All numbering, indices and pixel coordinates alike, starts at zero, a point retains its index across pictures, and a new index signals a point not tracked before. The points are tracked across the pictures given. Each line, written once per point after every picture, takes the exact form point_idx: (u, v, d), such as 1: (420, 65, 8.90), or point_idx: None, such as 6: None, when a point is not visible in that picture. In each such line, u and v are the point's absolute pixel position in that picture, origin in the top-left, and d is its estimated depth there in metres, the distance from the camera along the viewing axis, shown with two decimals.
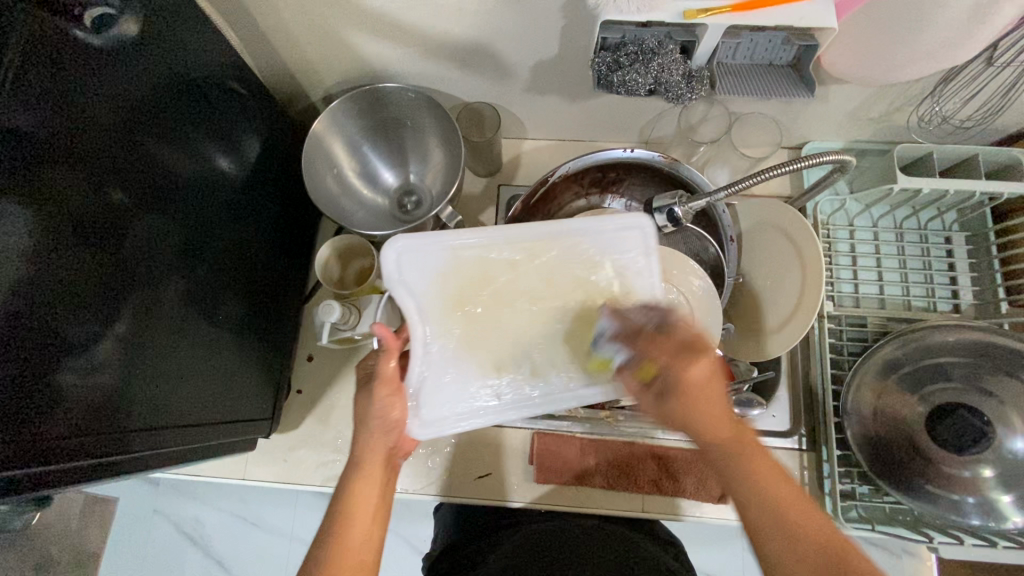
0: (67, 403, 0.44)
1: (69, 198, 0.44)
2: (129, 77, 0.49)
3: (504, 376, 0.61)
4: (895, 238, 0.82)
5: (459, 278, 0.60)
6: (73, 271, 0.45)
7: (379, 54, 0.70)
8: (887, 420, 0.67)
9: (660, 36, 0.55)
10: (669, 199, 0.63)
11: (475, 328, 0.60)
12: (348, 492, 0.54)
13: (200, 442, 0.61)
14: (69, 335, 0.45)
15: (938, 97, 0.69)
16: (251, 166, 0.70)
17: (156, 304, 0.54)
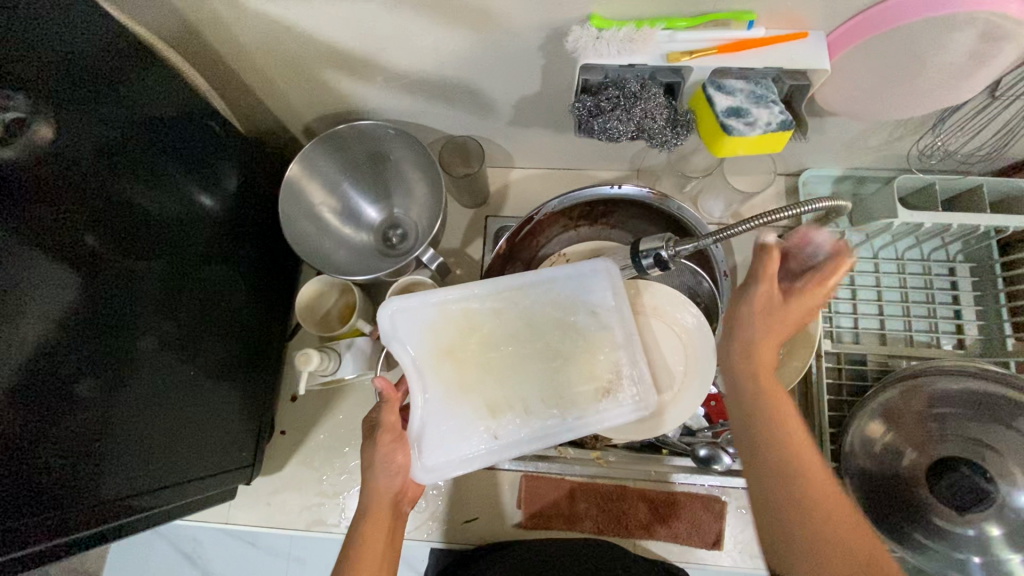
0: (51, 485, 0.44)
1: (22, 299, 0.42)
2: (78, 149, 0.46)
3: (502, 418, 0.57)
4: (897, 270, 0.79)
5: (448, 329, 0.59)
6: (45, 352, 0.43)
7: (356, 91, 0.67)
8: (885, 469, 0.65)
9: (643, 78, 0.53)
10: (657, 241, 0.57)
11: (470, 374, 0.58)
12: (355, 542, 0.55)
13: (179, 503, 0.60)
14: (45, 434, 0.43)
15: (940, 130, 0.66)
16: (231, 197, 0.68)
17: (131, 380, 0.52)
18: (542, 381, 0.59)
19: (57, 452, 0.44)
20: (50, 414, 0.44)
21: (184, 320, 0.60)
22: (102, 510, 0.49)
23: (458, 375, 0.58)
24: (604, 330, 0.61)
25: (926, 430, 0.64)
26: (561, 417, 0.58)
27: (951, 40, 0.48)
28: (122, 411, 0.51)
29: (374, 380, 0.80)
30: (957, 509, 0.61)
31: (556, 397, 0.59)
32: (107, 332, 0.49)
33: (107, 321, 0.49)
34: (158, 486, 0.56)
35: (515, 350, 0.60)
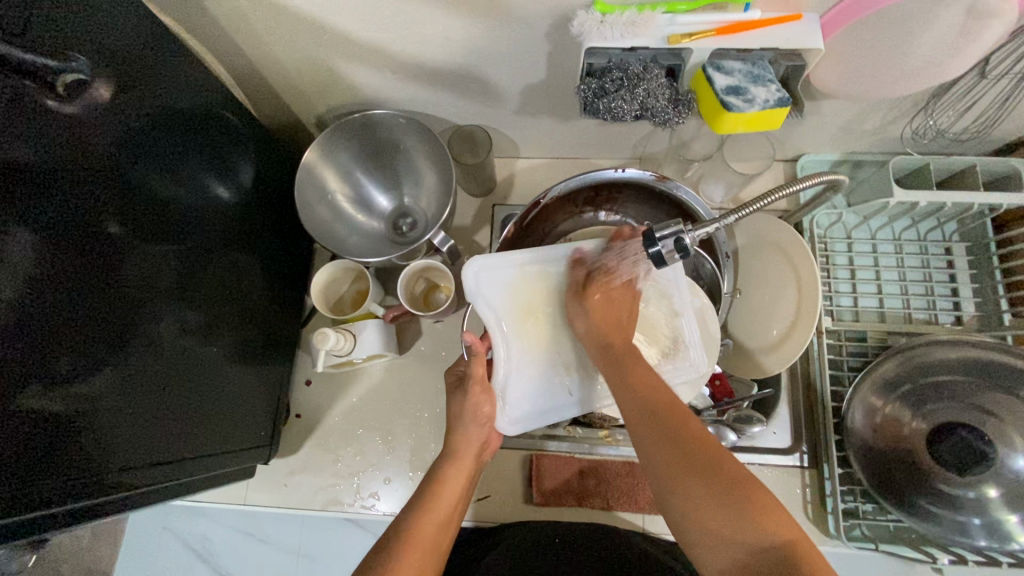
0: (81, 440, 0.46)
1: (57, 258, 0.44)
2: (117, 125, 0.50)
3: (576, 375, 0.62)
4: (894, 250, 0.81)
5: (529, 290, 0.61)
6: (78, 312, 0.46)
7: (369, 82, 0.70)
8: (887, 438, 0.67)
9: (645, 61, 0.55)
10: (674, 225, 0.54)
11: (549, 334, 0.61)
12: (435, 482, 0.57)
13: (197, 479, 0.61)
14: (72, 393, 0.45)
15: (932, 111, 0.68)
16: (247, 189, 0.71)
17: (153, 350, 0.55)
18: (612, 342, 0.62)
19: (85, 408, 0.46)
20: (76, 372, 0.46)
21: (204, 301, 0.63)
22: (121, 476, 0.50)
23: (537, 334, 0.61)
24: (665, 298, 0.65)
25: (926, 400, 0.66)
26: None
27: (938, 18, 0.50)
28: (143, 379, 0.53)
29: (387, 363, 0.82)
30: (954, 471, 0.63)
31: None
32: (132, 301, 0.52)
33: (132, 290, 0.52)
34: (176, 458, 0.58)
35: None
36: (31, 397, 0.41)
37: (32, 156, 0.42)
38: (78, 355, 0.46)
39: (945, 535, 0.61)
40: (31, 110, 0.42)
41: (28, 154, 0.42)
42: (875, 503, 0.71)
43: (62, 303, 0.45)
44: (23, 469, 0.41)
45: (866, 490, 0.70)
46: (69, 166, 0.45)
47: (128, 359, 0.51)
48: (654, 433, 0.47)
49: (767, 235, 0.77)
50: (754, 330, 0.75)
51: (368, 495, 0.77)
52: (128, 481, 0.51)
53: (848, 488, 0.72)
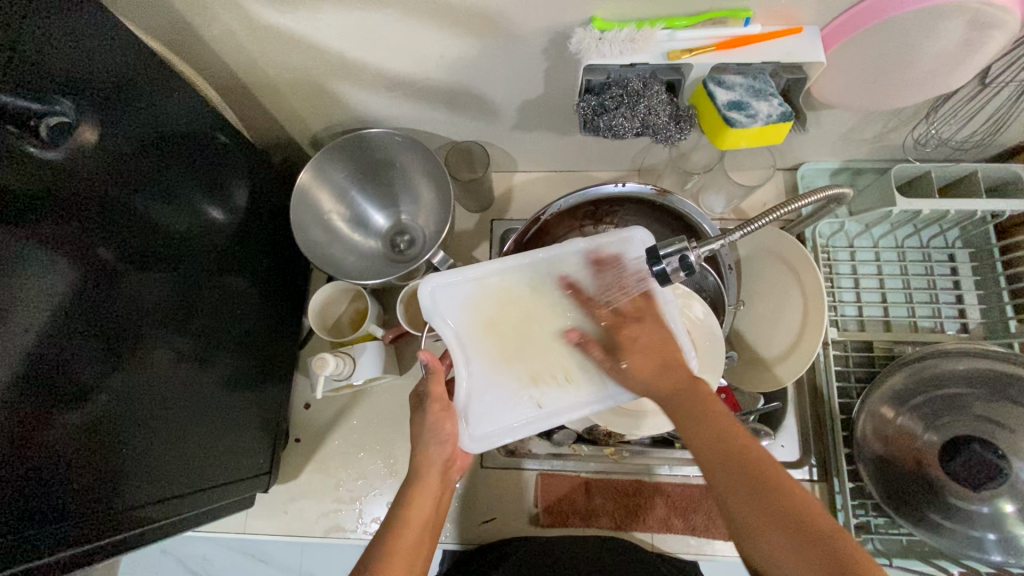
0: (79, 489, 0.45)
1: (45, 303, 0.43)
2: (107, 162, 0.48)
3: (544, 387, 0.58)
4: (897, 258, 0.81)
5: (487, 302, 0.59)
6: (69, 359, 0.44)
7: (364, 101, 0.69)
8: (897, 451, 0.66)
9: (645, 77, 0.54)
10: (679, 244, 0.53)
11: (512, 348, 0.58)
12: (395, 523, 0.53)
13: (202, 510, 0.60)
14: (70, 437, 0.44)
15: (933, 119, 0.68)
16: (241, 213, 0.69)
17: (149, 387, 0.53)
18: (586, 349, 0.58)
19: (80, 455, 0.45)
20: (70, 420, 0.44)
21: (199, 330, 0.61)
22: (121, 521, 0.48)
23: (501, 348, 0.58)
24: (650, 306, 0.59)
25: (939, 413, 0.65)
26: (603, 387, 0.58)
27: (941, 30, 0.50)
28: (140, 417, 0.52)
29: (387, 384, 0.80)
30: (971, 487, 0.62)
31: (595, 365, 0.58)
32: (126, 340, 0.50)
33: (125, 330, 0.51)
34: (181, 493, 0.57)
35: (553, 320, 0.59)
36: (20, 453, 0.40)
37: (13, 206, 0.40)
38: (71, 402, 0.44)
39: (956, 547, 0.61)
40: (15, 156, 0.40)
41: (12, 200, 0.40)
42: (887, 517, 0.70)
43: (55, 351, 0.43)
44: (23, 523, 0.40)
45: (877, 504, 0.69)
46: (53, 209, 0.43)
47: (124, 400, 0.50)
48: (749, 505, 0.41)
49: (771, 246, 0.75)
50: (759, 343, 0.74)
51: (371, 520, 0.75)
52: (133, 522, 0.50)
53: (859, 502, 0.70)
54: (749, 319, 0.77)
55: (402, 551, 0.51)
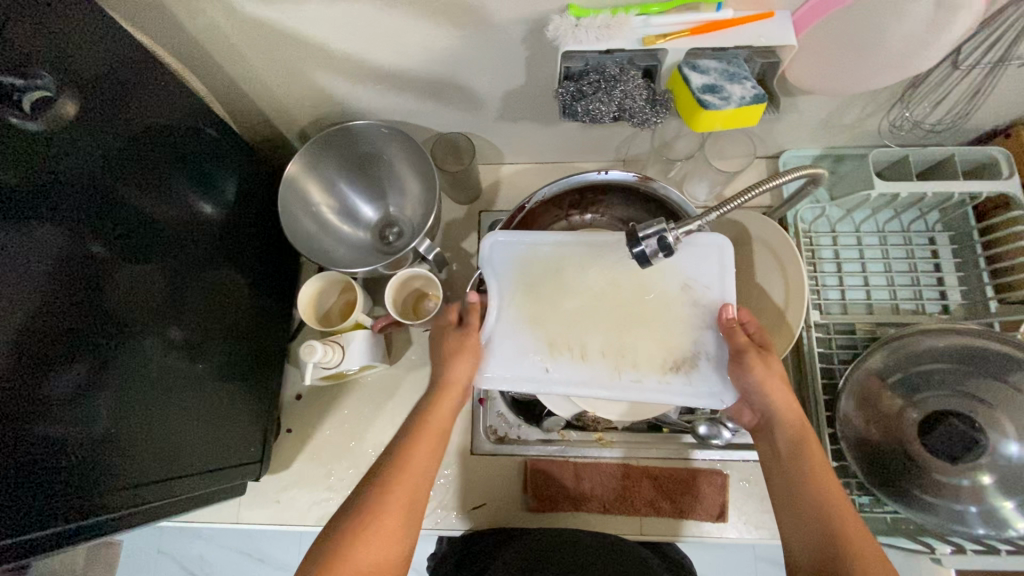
0: (62, 466, 0.45)
1: (25, 278, 0.43)
2: (93, 143, 0.49)
3: (560, 355, 0.62)
4: (879, 242, 0.82)
5: (532, 266, 0.65)
6: (52, 335, 0.45)
7: (349, 93, 0.70)
8: (880, 428, 0.67)
9: (622, 63, 0.56)
10: (657, 224, 0.54)
11: (541, 311, 0.63)
12: (406, 438, 0.57)
13: (180, 500, 0.59)
14: (49, 413, 0.44)
15: (907, 102, 0.69)
16: (230, 205, 0.70)
17: (131, 369, 0.53)
18: (613, 336, 0.62)
19: (60, 431, 0.45)
20: (51, 398, 0.44)
21: (184, 319, 0.61)
22: (103, 501, 0.48)
23: (531, 310, 0.63)
24: (701, 317, 0.61)
25: (918, 388, 0.66)
26: (617, 374, 0.61)
27: (907, 10, 0.51)
28: (128, 398, 0.52)
29: (377, 374, 0.81)
30: (949, 459, 0.63)
31: (619, 354, 0.61)
32: (106, 318, 0.50)
33: (105, 308, 0.50)
34: (156, 479, 0.55)
35: (591, 301, 0.63)
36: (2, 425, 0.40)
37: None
38: (52, 379, 0.44)
39: (940, 522, 0.62)
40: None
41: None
42: (871, 496, 0.71)
43: (25, 321, 0.43)
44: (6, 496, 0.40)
45: (862, 483, 0.70)
46: (34, 185, 0.44)
47: (104, 379, 0.49)
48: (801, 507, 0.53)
49: (754, 231, 0.76)
50: None
51: None
52: (102, 506, 0.48)
53: (843, 482, 0.71)
54: None
55: (413, 465, 0.55)
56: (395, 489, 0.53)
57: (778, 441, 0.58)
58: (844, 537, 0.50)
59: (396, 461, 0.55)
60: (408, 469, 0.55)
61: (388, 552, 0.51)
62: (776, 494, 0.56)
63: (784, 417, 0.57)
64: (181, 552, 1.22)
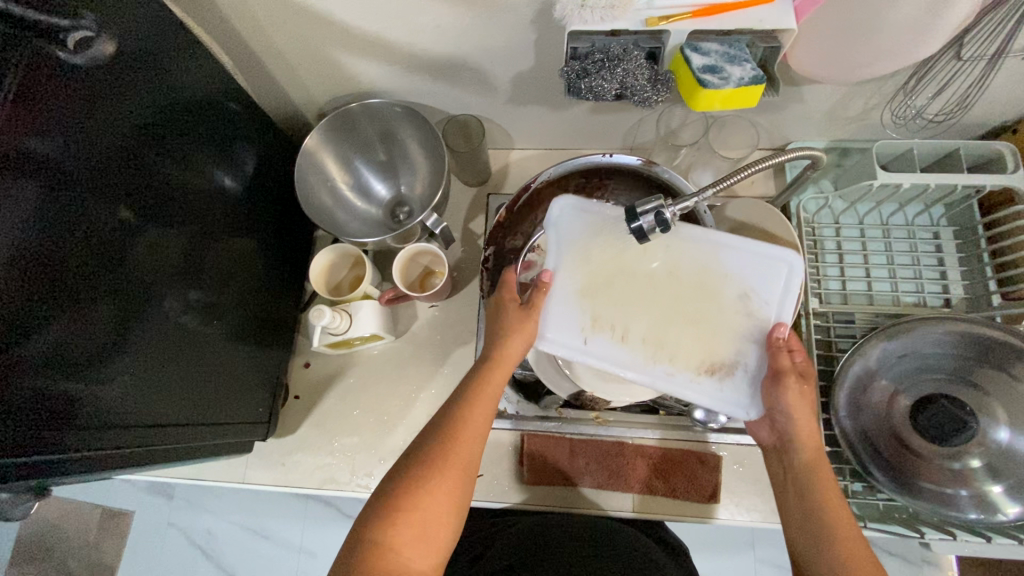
0: (72, 395, 0.47)
1: (58, 211, 0.46)
2: (127, 97, 0.52)
3: (600, 332, 0.62)
4: (882, 235, 0.82)
5: (597, 239, 0.63)
6: (76, 266, 0.47)
7: (366, 72, 0.73)
8: (871, 415, 0.69)
9: (626, 44, 0.58)
10: (656, 201, 0.55)
11: (595, 284, 0.63)
12: (462, 405, 0.57)
13: (175, 450, 0.60)
14: (64, 342, 0.46)
15: (910, 93, 0.70)
16: (249, 177, 0.74)
17: (142, 319, 0.55)
18: (657, 326, 0.61)
19: (72, 362, 0.47)
20: (68, 328, 0.47)
21: (199, 283, 0.64)
22: (107, 435, 0.51)
23: (581, 282, 0.63)
24: (750, 328, 0.60)
25: (912, 376, 0.69)
26: (651, 362, 0.61)
27: None
28: (141, 344, 0.55)
29: (383, 347, 0.84)
30: (940, 440, 0.63)
31: (657, 344, 0.61)
32: (120, 268, 0.52)
33: (122, 257, 0.52)
34: (152, 427, 0.56)
35: (645, 289, 0.62)
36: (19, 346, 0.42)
37: (17, 109, 0.43)
38: (72, 309, 0.47)
39: (931, 507, 0.63)
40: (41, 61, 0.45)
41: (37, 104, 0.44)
42: (864, 483, 0.71)
43: (42, 252, 0.45)
44: (17, 415, 0.42)
45: (854, 470, 0.70)
46: (71, 124, 0.47)
47: (112, 319, 0.51)
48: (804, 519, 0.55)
49: (755, 218, 0.77)
50: None
51: (363, 475, 0.78)
52: (94, 441, 0.49)
53: (836, 467, 0.71)
54: None
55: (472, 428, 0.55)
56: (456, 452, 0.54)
57: (794, 462, 0.58)
58: (848, 560, 0.51)
59: (454, 425, 0.55)
60: (465, 434, 0.55)
61: (446, 504, 0.53)
62: (788, 509, 0.57)
63: (801, 442, 0.58)
64: (188, 525, 1.26)
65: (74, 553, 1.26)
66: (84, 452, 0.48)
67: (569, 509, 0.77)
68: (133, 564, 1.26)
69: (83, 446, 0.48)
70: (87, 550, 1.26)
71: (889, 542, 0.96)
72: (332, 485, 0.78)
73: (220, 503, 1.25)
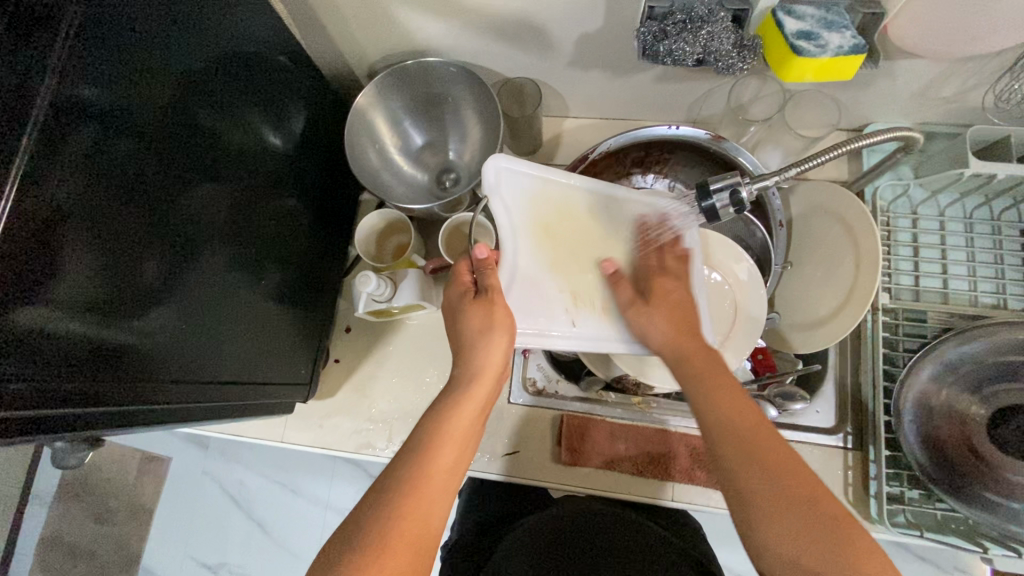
0: (123, 346, 0.46)
1: (117, 160, 0.45)
2: (183, 39, 0.51)
3: (583, 308, 0.62)
4: (963, 229, 0.76)
5: (546, 203, 0.63)
6: (130, 215, 0.46)
7: (422, 28, 0.70)
8: (936, 421, 0.65)
9: (711, 4, 0.53)
10: (731, 176, 0.51)
11: (559, 253, 0.63)
12: (424, 446, 0.52)
13: (216, 408, 0.59)
14: (118, 294, 0.46)
15: (1019, 73, 0.63)
16: (298, 137, 0.72)
17: (184, 273, 0.53)
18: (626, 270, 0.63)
19: (122, 314, 0.46)
20: (123, 279, 0.46)
21: (242, 239, 0.62)
22: (158, 387, 0.50)
23: (543, 255, 0.62)
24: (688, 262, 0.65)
25: (986, 382, 0.65)
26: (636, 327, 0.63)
27: None
28: (187, 300, 0.54)
29: (424, 316, 0.83)
30: (1018, 455, 0.62)
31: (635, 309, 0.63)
32: (165, 218, 0.50)
33: (167, 208, 0.50)
34: (197, 382, 0.55)
35: (595, 248, 0.63)
36: (73, 293, 0.42)
37: (79, 42, 0.42)
38: (125, 260, 0.46)
39: (997, 522, 0.59)
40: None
41: (97, 41, 0.43)
42: (923, 491, 0.66)
43: (101, 199, 0.43)
44: (67, 362, 0.41)
45: (914, 476, 0.66)
46: (128, 67, 0.45)
47: (162, 272, 0.50)
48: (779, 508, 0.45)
49: (826, 204, 0.72)
50: (804, 303, 0.72)
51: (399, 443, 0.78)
52: (146, 393, 0.49)
53: (893, 473, 0.67)
54: (795, 278, 0.75)
55: (435, 478, 0.50)
56: (410, 510, 0.48)
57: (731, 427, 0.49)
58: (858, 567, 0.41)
59: (412, 477, 0.49)
60: (423, 493, 0.49)
61: (417, 550, 0.47)
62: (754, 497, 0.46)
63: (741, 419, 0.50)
64: (222, 475, 1.30)
65: (114, 493, 1.32)
66: (133, 404, 0.47)
67: (608, 494, 0.74)
68: (167, 507, 1.31)
69: (133, 399, 0.48)
70: (126, 491, 1.32)
71: (926, 550, 0.92)
72: (367, 450, 0.78)
73: (252, 456, 1.29)
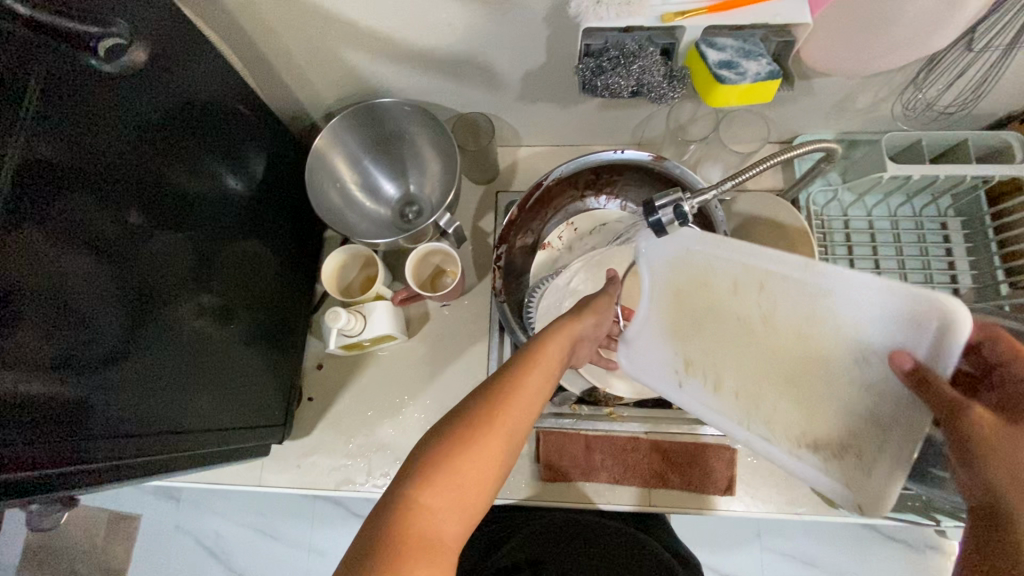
0: (92, 407, 0.46)
1: (77, 223, 0.45)
2: (141, 100, 0.52)
3: (696, 379, 0.47)
4: (890, 226, 0.83)
5: (684, 270, 0.48)
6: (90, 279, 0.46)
7: (376, 70, 0.73)
8: None
9: (640, 40, 0.58)
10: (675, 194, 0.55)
11: (687, 327, 0.48)
12: (513, 370, 0.45)
13: (193, 456, 0.59)
14: (86, 357, 0.46)
15: (919, 84, 0.70)
16: (258, 180, 0.73)
17: (149, 328, 0.53)
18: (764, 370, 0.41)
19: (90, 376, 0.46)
20: (88, 341, 0.46)
21: (208, 285, 0.62)
22: (132, 441, 0.50)
23: (662, 319, 0.51)
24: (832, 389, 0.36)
25: None
26: (742, 423, 0.43)
27: None
28: (155, 352, 0.54)
29: (396, 347, 0.84)
30: None
31: (753, 403, 0.42)
32: (129, 275, 0.51)
33: (130, 266, 0.51)
34: (169, 432, 0.55)
35: (738, 337, 0.43)
36: (40, 358, 0.42)
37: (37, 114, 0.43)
38: (91, 322, 0.46)
39: None
40: (70, 66, 0.45)
41: (57, 111, 0.44)
42: None
43: (63, 263, 0.44)
44: (37, 430, 0.41)
45: None
46: (86, 132, 0.46)
47: (126, 329, 0.50)
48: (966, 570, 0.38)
49: (765, 212, 0.78)
50: None
51: (379, 475, 0.79)
52: (121, 449, 0.49)
53: None
54: None
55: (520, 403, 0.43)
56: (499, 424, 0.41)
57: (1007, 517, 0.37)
58: None
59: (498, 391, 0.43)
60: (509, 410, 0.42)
61: (496, 470, 0.40)
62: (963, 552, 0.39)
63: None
64: (197, 528, 1.26)
65: (80, 559, 1.25)
66: (110, 460, 0.48)
67: (587, 504, 0.77)
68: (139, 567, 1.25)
69: (110, 456, 0.48)
70: (94, 555, 1.25)
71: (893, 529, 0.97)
72: (348, 486, 0.78)
73: (228, 505, 1.25)
